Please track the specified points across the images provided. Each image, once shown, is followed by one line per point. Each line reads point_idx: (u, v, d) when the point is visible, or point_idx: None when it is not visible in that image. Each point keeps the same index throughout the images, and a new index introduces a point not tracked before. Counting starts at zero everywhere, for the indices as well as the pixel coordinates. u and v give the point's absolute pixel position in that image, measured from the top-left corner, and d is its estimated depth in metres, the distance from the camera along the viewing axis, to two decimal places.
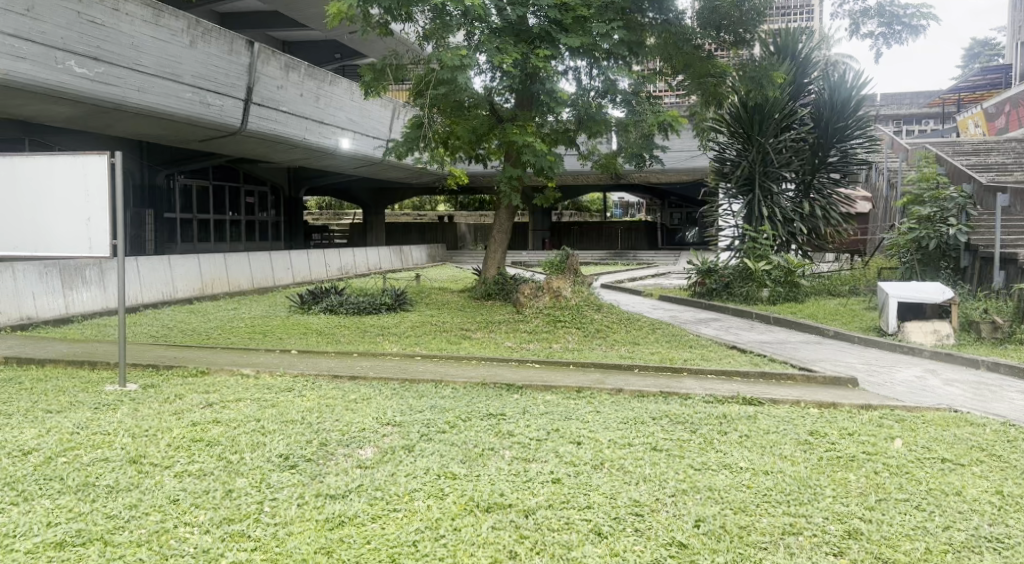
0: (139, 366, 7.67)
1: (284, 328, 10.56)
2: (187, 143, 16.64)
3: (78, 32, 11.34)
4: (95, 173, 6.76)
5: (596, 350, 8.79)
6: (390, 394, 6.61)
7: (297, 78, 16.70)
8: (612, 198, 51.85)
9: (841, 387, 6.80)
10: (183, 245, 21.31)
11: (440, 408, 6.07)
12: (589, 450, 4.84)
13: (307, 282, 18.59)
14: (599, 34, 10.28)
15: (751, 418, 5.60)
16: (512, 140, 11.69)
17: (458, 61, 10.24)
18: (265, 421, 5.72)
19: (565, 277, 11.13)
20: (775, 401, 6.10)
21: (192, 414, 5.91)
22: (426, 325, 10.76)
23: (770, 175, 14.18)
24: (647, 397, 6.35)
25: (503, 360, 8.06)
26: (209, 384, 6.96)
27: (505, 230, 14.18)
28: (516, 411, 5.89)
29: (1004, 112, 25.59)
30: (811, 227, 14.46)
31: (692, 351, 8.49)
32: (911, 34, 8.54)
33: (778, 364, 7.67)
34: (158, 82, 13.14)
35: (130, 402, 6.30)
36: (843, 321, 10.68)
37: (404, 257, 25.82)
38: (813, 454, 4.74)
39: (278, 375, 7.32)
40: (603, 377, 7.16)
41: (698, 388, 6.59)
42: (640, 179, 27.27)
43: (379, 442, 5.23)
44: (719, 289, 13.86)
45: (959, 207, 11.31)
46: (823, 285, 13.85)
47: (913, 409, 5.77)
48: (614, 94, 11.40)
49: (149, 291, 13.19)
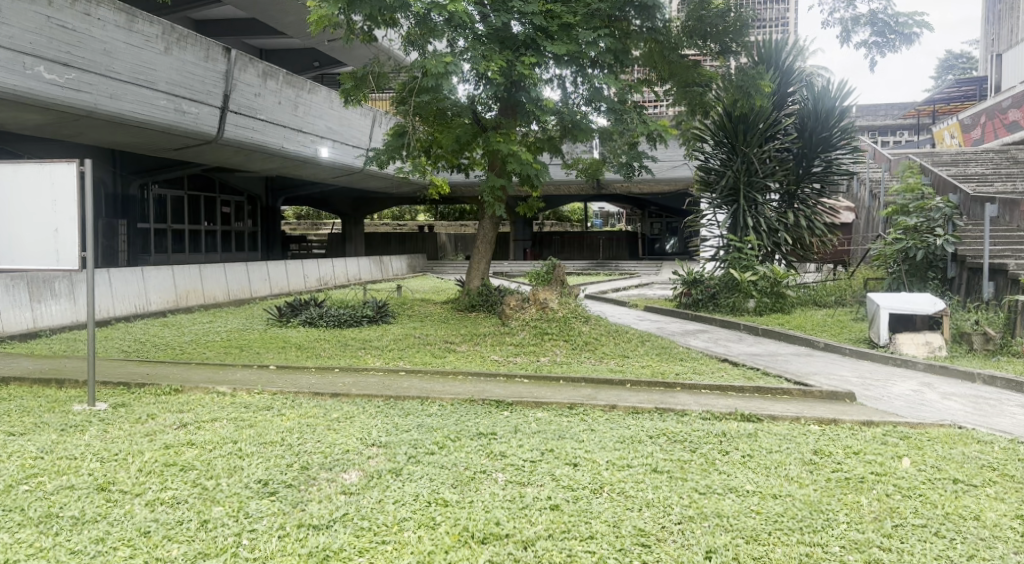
0: (109, 384, 7.30)
1: (262, 342, 10.21)
2: (161, 151, 16.22)
3: (48, 37, 10.97)
4: (63, 181, 6.44)
5: (585, 363, 8.56)
6: (375, 412, 6.33)
7: (275, 86, 16.37)
8: (592, 208, 51.93)
9: (839, 401, 6.65)
10: (157, 256, 20.82)
11: (427, 427, 5.80)
12: (587, 473, 4.61)
13: (285, 293, 18.20)
14: (585, 42, 10.11)
15: (751, 436, 5.41)
16: (496, 148, 11.45)
17: (442, 69, 10.00)
18: (242, 443, 5.42)
19: (552, 289, 10.89)
20: (774, 417, 5.92)
21: (164, 436, 5.59)
22: (409, 338, 10.48)
23: (755, 185, 14.06)
24: (642, 413, 6.13)
25: (491, 375, 7.80)
26: (184, 403, 6.63)
27: (488, 241, 13.91)
28: (507, 430, 5.63)
29: (981, 123, 25.88)
30: (797, 237, 14.32)
31: (683, 365, 8.30)
32: (905, 43, 8.43)
33: (773, 378, 7.49)
34: (131, 89, 12.78)
35: (98, 423, 5.95)
36: (832, 332, 10.56)
37: (385, 268, 25.49)
38: (821, 475, 4.56)
39: (255, 393, 7.00)
40: (595, 393, 6.93)
41: (694, 404, 6.38)
42: (622, 188, 27.23)
43: (365, 465, 4.95)
44: (704, 300, 13.74)
45: (946, 218, 11.34)
46: (809, 295, 13.78)
47: (917, 426, 5.63)
48: (600, 103, 11.22)
49: (121, 303, 12.80)
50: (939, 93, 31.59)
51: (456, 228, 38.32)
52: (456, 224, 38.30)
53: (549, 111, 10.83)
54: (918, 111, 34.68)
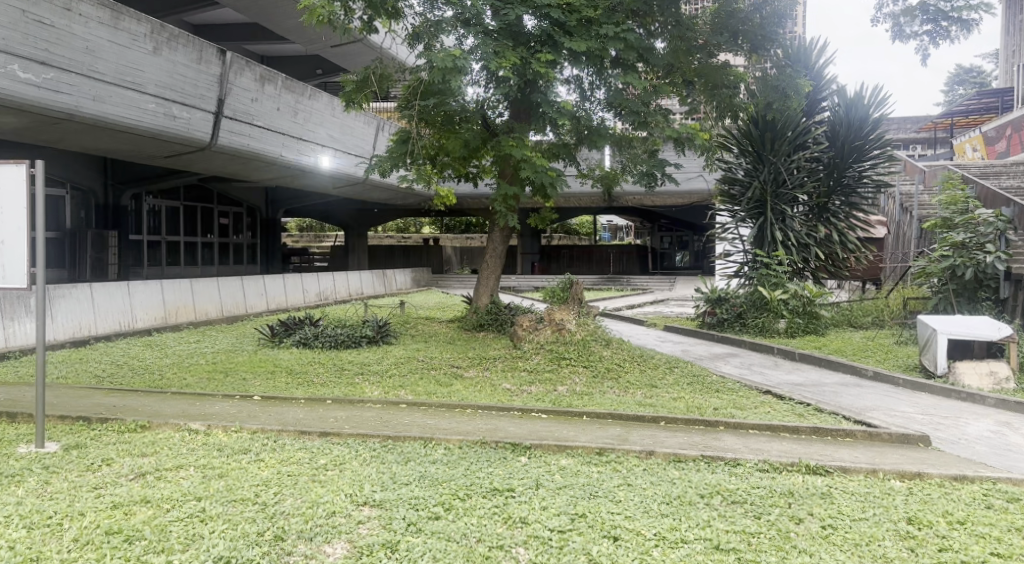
0: (66, 420, 6.36)
1: (249, 366, 9.27)
2: (152, 159, 15.36)
3: (23, 33, 10.09)
4: (11, 186, 5.53)
5: (608, 395, 7.57)
6: (370, 458, 5.38)
7: (273, 91, 15.56)
8: (601, 221, 51.24)
9: (912, 446, 5.73)
10: (150, 269, 20.03)
11: (431, 480, 4.82)
12: (631, 553, 3.72)
13: (282, 309, 17.29)
14: (606, 38, 9.19)
15: (826, 498, 4.49)
16: (508, 154, 10.48)
17: (451, 63, 9.04)
18: (206, 501, 4.47)
19: (569, 309, 9.90)
20: (845, 470, 4.99)
21: (114, 491, 4.64)
22: (411, 361, 9.54)
23: (782, 197, 13.13)
24: (685, 462, 5.17)
25: (503, 408, 6.84)
26: (148, 443, 5.70)
27: (498, 254, 12.94)
28: (527, 486, 4.67)
29: (1006, 136, 24.85)
30: (828, 252, 13.28)
31: (720, 398, 7.32)
32: (963, 29, 7.90)
33: (827, 416, 6.53)
34: (117, 91, 11.94)
35: (41, 471, 4.99)
36: (876, 358, 9.60)
37: (387, 281, 24.55)
38: (928, 558, 3.70)
39: (233, 431, 6.05)
40: (626, 433, 5.95)
41: (745, 450, 5.42)
42: (635, 200, 26.38)
43: (355, 535, 4.00)
44: (730, 320, 12.82)
45: (997, 232, 10.36)
46: (843, 315, 12.87)
47: (1021, 483, 4.74)
48: (620, 106, 10.31)
49: (103, 320, 11.94)
50: (959, 105, 30.40)
51: (462, 241, 37.36)
52: (461, 237, 37.32)
53: (566, 114, 9.94)
54: (934, 123, 33.59)
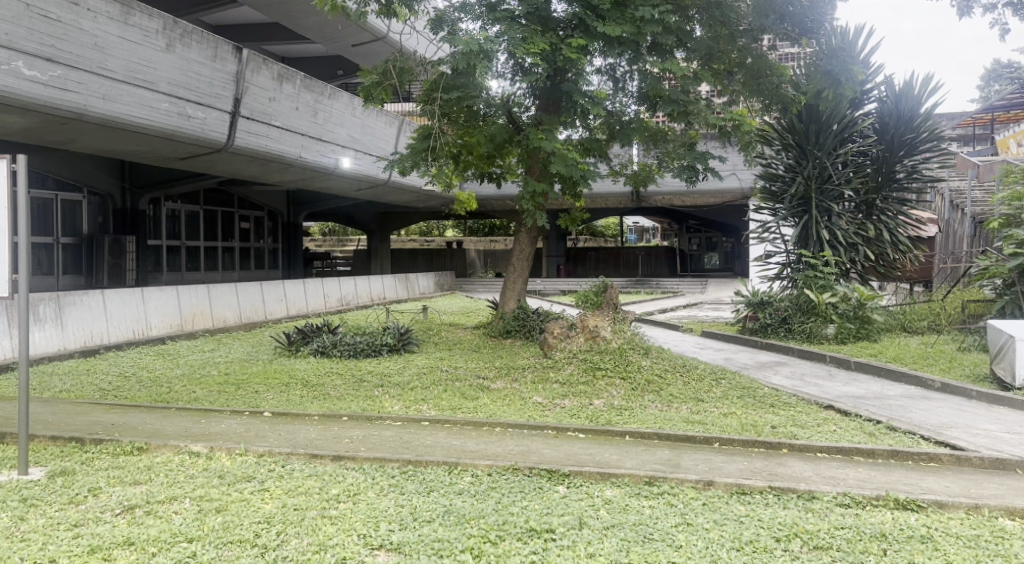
0: (57, 441, 5.79)
1: (262, 378, 8.68)
2: (168, 161, 14.89)
3: (28, 28, 9.61)
4: None
5: (650, 410, 6.87)
6: (387, 488, 4.73)
7: (292, 90, 15.04)
8: (627, 222, 50.51)
9: (1010, 472, 4.97)
10: (170, 275, 19.66)
11: (458, 516, 4.17)
12: None
13: (302, 315, 16.78)
14: (640, 25, 8.46)
15: (928, 543, 3.76)
16: (537, 148, 9.80)
17: (476, 50, 8.35)
18: (197, 545, 3.85)
19: (603, 314, 9.17)
20: (942, 504, 4.26)
21: (96, 529, 4.04)
22: (434, 371, 8.89)
23: (828, 194, 12.38)
24: (751, 494, 4.48)
25: (536, 427, 6.16)
26: (142, 469, 5.10)
27: (525, 257, 12.24)
28: (570, 524, 4.00)
29: None
30: (877, 252, 12.39)
31: (777, 414, 6.59)
32: None
33: (903, 436, 5.78)
34: (127, 89, 11.46)
35: (17, 505, 4.40)
36: (941, 366, 8.79)
37: (410, 285, 23.96)
38: None
39: (238, 454, 5.44)
40: (677, 458, 5.25)
41: (819, 479, 4.70)
42: (664, 200, 25.58)
43: None
44: (774, 325, 11.96)
45: None
46: (896, 320, 12.00)
47: None
48: (656, 97, 9.62)
49: (117, 328, 11.47)
50: (999, 99, 29.13)
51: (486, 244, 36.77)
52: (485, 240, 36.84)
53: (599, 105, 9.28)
54: (974, 119, 32.29)
